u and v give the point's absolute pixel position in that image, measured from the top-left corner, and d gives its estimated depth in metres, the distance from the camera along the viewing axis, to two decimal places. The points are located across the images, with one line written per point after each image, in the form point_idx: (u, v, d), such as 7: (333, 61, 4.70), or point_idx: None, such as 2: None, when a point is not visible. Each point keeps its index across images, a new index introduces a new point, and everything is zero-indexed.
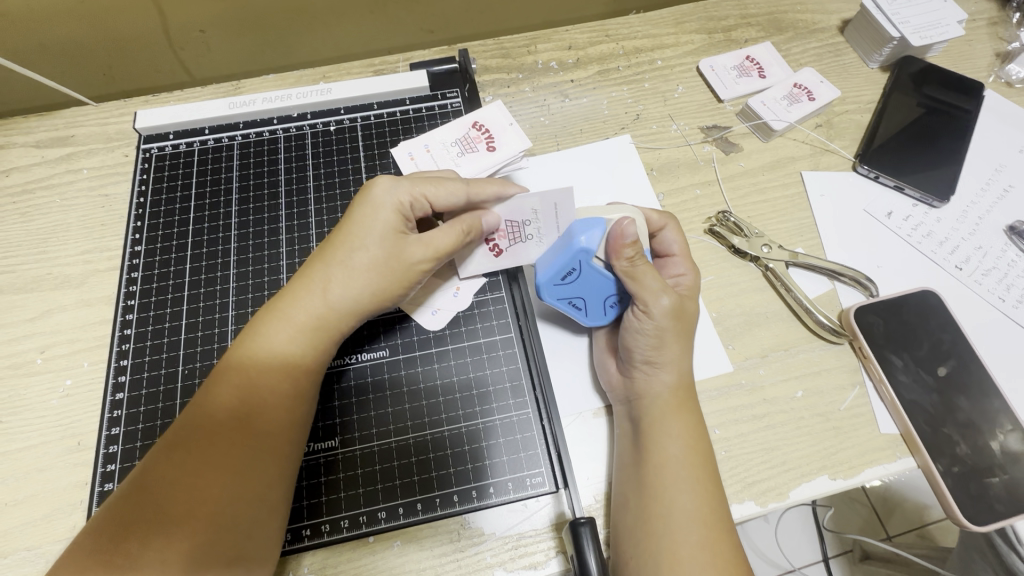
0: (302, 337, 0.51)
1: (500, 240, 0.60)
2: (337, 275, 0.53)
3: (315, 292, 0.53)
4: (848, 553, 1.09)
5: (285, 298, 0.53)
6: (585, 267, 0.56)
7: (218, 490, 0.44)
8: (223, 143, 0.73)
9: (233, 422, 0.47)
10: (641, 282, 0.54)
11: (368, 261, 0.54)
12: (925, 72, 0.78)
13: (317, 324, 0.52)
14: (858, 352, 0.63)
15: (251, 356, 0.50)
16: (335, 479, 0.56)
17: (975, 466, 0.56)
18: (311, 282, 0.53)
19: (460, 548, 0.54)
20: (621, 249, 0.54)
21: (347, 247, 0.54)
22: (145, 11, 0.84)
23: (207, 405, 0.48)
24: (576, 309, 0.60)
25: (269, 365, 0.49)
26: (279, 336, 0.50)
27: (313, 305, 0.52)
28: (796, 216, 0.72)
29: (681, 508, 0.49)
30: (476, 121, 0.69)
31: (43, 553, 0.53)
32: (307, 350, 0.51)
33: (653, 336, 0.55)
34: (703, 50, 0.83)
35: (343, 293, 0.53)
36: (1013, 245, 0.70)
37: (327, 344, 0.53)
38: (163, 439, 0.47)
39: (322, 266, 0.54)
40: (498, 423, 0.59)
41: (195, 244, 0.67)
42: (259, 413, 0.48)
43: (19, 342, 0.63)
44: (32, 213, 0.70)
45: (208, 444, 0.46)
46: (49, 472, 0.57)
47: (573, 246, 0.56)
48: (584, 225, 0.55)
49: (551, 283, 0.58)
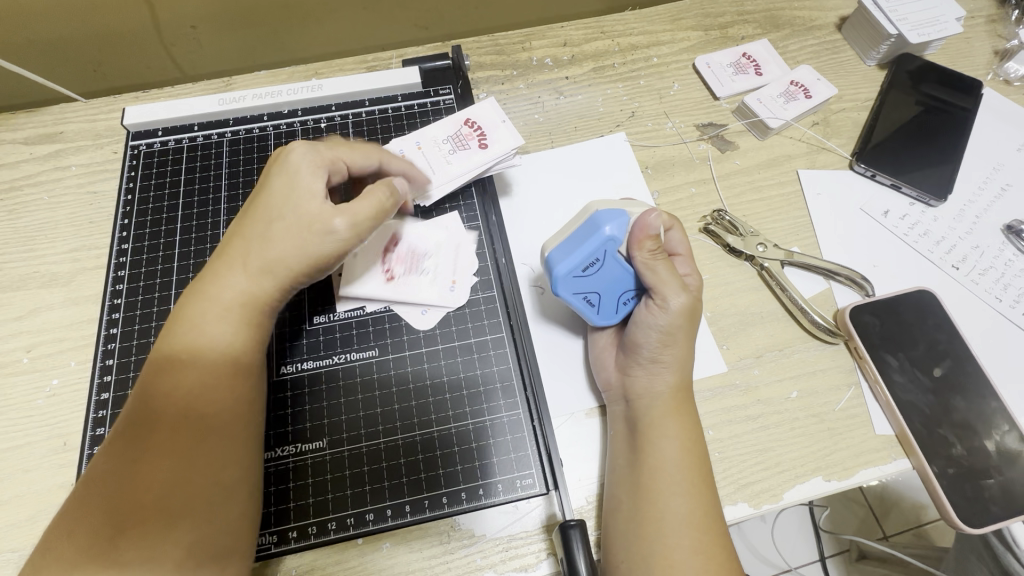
0: (237, 312, 0.50)
1: (395, 266, 0.63)
2: (258, 248, 0.51)
3: (242, 266, 0.51)
4: (845, 553, 1.08)
5: (211, 277, 0.51)
6: (609, 257, 0.55)
7: (171, 482, 0.43)
8: (212, 140, 0.72)
9: (175, 409, 0.45)
10: (660, 278, 0.54)
11: (287, 226, 0.52)
12: (923, 70, 0.77)
13: (248, 299, 0.51)
14: (853, 352, 0.63)
15: (186, 339, 0.48)
16: (323, 481, 0.55)
17: (971, 468, 0.56)
18: (235, 257, 0.52)
19: (450, 551, 0.54)
20: (644, 241, 0.54)
21: (264, 218, 0.52)
22: (135, 8, 0.83)
23: (146, 396, 0.46)
24: (589, 306, 0.57)
25: (206, 346, 0.48)
26: (209, 316, 0.49)
27: (244, 278, 0.51)
28: (792, 215, 0.71)
29: (671, 511, 0.49)
30: (469, 118, 0.67)
31: (27, 555, 0.53)
32: (243, 325, 0.50)
33: (662, 333, 0.55)
34: (699, 47, 0.82)
35: (268, 263, 0.51)
36: (1011, 245, 0.69)
37: (260, 316, 0.51)
38: (106, 440, 0.46)
39: (244, 239, 0.52)
40: (489, 424, 0.58)
41: (183, 242, 0.66)
42: (199, 394, 0.46)
43: (5, 341, 0.62)
44: (20, 210, 0.69)
45: (154, 438, 0.44)
46: (33, 472, 0.56)
47: (599, 236, 0.54)
48: (609, 214, 0.55)
49: (571, 275, 0.55)
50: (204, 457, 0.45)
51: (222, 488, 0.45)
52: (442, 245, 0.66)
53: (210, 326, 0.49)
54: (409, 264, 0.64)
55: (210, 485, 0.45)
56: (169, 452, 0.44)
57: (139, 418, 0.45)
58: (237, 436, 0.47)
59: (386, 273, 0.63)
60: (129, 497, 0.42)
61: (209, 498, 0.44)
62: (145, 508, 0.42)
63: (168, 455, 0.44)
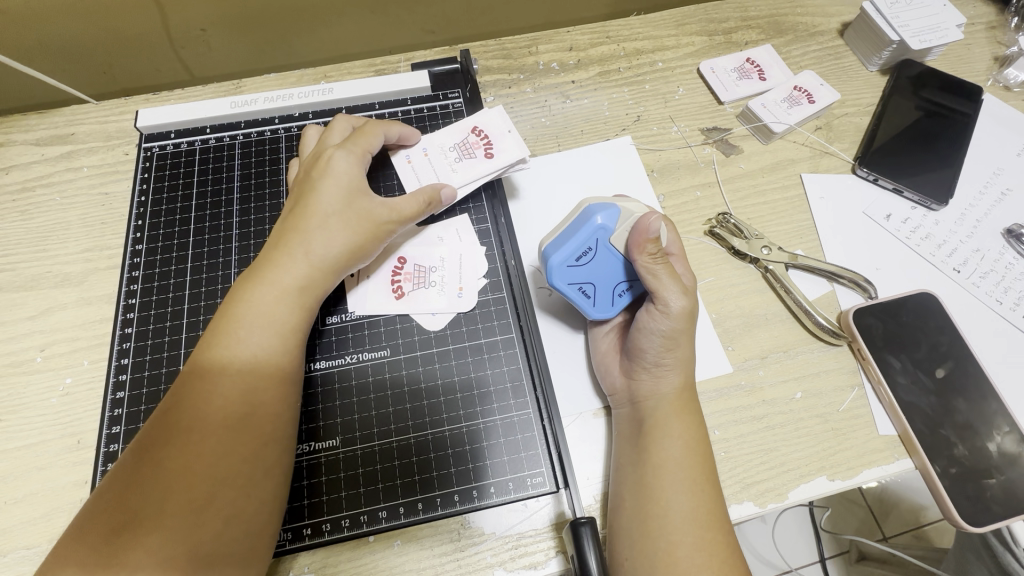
0: (284, 308, 0.52)
1: (403, 282, 0.64)
2: (313, 238, 0.55)
3: (294, 261, 0.54)
4: (844, 554, 1.09)
5: (263, 269, 0.53)
6: (601, 246, 0.57)
7: (216, 461, 0.45)
8: (224, 142, 0.73)
9: (223, 400, 0.47)
10: (659, 281, 0.55)
11: (336, 224, 0.56)
12: (924, 76, 0.78)
13: (301, 288, 0.53)
14: (857, 354, 0.64)
15: (235, 331, 0.50)
16: (336, 479, 0.56)
17: (972, 467, 0.57)
18: (288, 251, 0.54)
19: (460, 548, 0.55)
20: (644, 244, 0.55)
21: (312, 214, 0.56)
22: (146, 11, 0.84)
23: (193, 382, 0.47)
24: (585, 297, 0.59)
25: (253, 340, 0.50)
26: (261, 306, 0.51)
27: (294, 273, 0.53)
28: (796, 218, 0.72)
29: (680, 508, 0.50)
30: (476, 125, 0.67)
31: (42, 551, 0.53)
32: (288, 322, 0.52)
33: (666, 336, 0.55)
34: (703, 52, 0.83)
35: (321, 252, 0.54)
36: (1011, 248, 0.70)
37: (312, 307, 0.54)
38: (152, 423, 0.46)
39: (294, 234, 0.55)
40: (498, 423, 0.59)
41: (196, 243, 0.67)
42: (249, 378, 0.48)
43: (19, 340, 0.63)
44: (32, 211, 0.70)
45: (202, 416, 0.46)
46: (47, 470, 0.57)
47: (590, 225, 0.57)
48: (601, 206, 0.57)
49: (565, 266, 0.57)
50: (251, 441, 0.47)
51: (262, 476, 0.47)
52: (447, 258, 0.66)
53: (262, 310, 0.51)
54: (415, 280, 0.65)
55: (251, 471, 0.46)
56: (219, 433, 0.46)
57: (190, 395, 0.47)
58: (283, 425, 0.49)
59: (395, 291, 0.64)
60: (175, 473, 0.44)
61: (248, 483, 0.46)
62: (187, 486, 0.43)
63: (219, 433, 0.46)
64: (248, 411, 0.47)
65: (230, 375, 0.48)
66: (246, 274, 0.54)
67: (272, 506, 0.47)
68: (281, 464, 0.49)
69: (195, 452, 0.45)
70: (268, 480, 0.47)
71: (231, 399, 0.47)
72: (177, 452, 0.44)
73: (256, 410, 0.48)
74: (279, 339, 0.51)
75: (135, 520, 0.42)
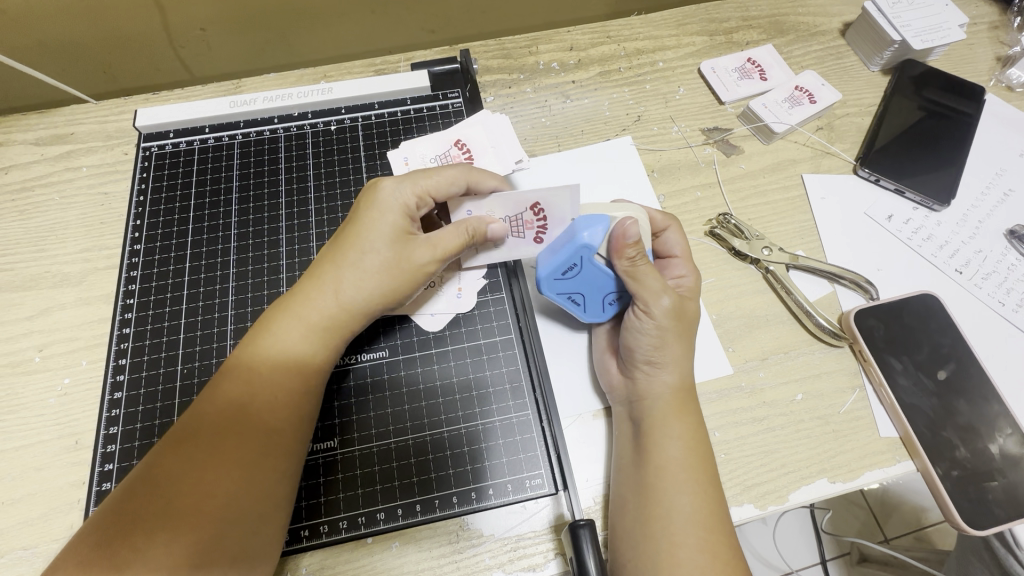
0: (313, 338, 0.51)
1: None
2: (347, 276, 0.53)
3: (327, 293, 0.52)
4: (846, 556, 1.09)
5: (297, 297, 0.53)
6: (586, 262, 0.55)
7: (230, 496, 0.44)
8: (223, 142, 0.73)
9: (242, 423, 0.47)
10: (644, 284, 0.54)
11: (377, 263, 0.53)
12: (926, 76, 0.78)
13: (328, 325, 0.52)
14: (858, 355, 0.63)
15: (261, 356, 0.50)
16: (334, 480, 0.56)
17: (975, 470, 0.56)
18: (322, 283, 0.53)
19: (459, 550, 0.54)
20: (623, 251, 0.53)
21: (356, 248, 0.54)
22: (145, 10, 0.84)
23: (214, 408, 0.47)
24: (575, 305, 0.59)
25: (278, 368, 0.50)
26: (290, 333, 0.51)
27: (325, 306, 0.52)
28: (797, 219, 0.72)
29: (682, 510, 0.49)
30: (537, 204, 0.57)
31: (39, 553, 0.53)
32: (316, 351, 0.51)
33: (654, 335, 0.55)
34: (705, 52, 0.83)
35: (354, 293, 0.53)
36: (1014, 249, 0.70)
37: (337, 344, 0.53)
38: (171, 440, 0.46)
39: (332, 267, 0.53)
40: (497, 424, 0.59)
41: (195, 243, 0.67)
42: (269, 411, 0.48)
43: (17, 340, 0.63)
44: (31, 211, 0.70)
45: (222, 446, 0.45)
46: (45, 471, 0.57)
47: (574, 243, 0.55)
48: (586, 220, 0.55)
49: (552, 278, 0.57)
50: (265, 476, 0.46)
51: (271, 513, 0.46)
52: None
53: (288, 341, 0.51)
54: None
55: (264, 503, 0.46)
56: (236, 466, 0.45)
57: (210, 420, 0.47)
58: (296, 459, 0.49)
59: None
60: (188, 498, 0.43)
61: (260, 513, 0.46)
62: (200, 510, 0.43)
63: (237, 468, 0.45)
64: (268, 449, 0.47)
65: (255, 411, 0.47)
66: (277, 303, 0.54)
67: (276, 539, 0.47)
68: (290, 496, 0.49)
69: (213, 482, 0.44)
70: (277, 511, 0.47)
71: (248, 432, 0.46)
72: (193, 481, 0.44)
73: (274, 445, 0.47)
74: (298, 372, 0.50)
75: (139, 542, 0.41)
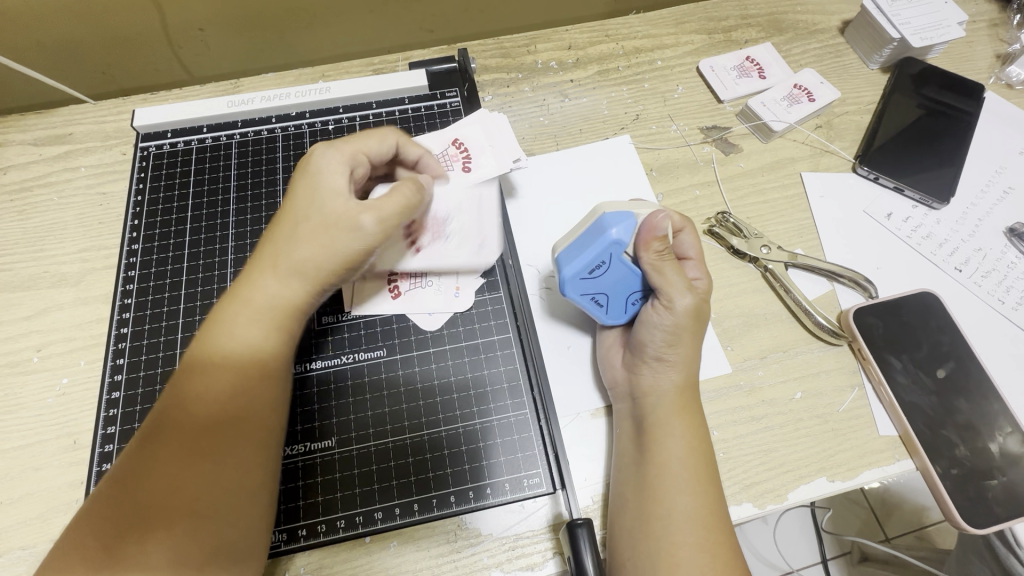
0: (263, 317, 0.50)
1: (400, 282, 0.64)
2: (292, 252, 0.52)
3: (268, 273, 0.52)
4: (847, 555, 1.08)
5: (241, 284, 0.52)
6: (615, 260, 0.55)
7: (201, 483, 0.44)
8: (221, 141, 0.73)
9: (196, 410, 0.46)
10: (666, 279, 0.54)
11: (315, 231, 0.52)
12: (925, 74, 0.78)
13: (275, 303, 0.51)
14: (857, 353, 0.63)
15: (210, 344, 0.49)
16: (331, 480, 0.56)
17: (973, 468, 0.56)
18: (262, 265, 0.52)
19: (457, 549, 0.54)
20: (651, 242, 0.54)
21: (292, 224, 0.53)
22: (144, 10, 0.84)
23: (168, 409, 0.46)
24: (597, 306, 0.58)
25: (229, 351, 0.49)
26: (240, 317, 0.50)
27: (267, 285, 0.51)
28: (795, 217, 0.72)
29: (680, 509, 0.49)
30: (457, 139, 0.68)
31: (37, 552, 0.53)
32: (268, 328, 0.50)
33: (668, 331, 0.55)
34: (704, 50, 0.83)
35: (300, 267, 0.51)
36: (1013, 247, 0.70)
37: (291, 320, 0.52)
38: (131, 445, 0.46)
39: (272, 248, 0.53)
40: (496, 424, 0.59)
41: (193, 243, 0.67)
42: (223, 396, 0.47)
43: (16, 340, 0.63)
44: (30, 211, 0.70)
45: (182, 437, 0.45)
46: (44, 471, 0.57)
47: (604, 238, 0.54)
48: (617, 216, 0.54)
49: (578, 278, 0.55)
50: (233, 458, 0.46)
51: (247, 497, 0.46)
52: None
53: (240, 328, 0.50)
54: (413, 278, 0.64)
55: (235, 493, 0.45)
56: (195, 453, 0.45)
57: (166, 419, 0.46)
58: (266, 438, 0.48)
59: (391, 291, 0.63)
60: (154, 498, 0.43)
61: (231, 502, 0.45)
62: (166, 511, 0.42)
63: (195, 456, 0.44)
64: (224, 430, 0.46)
65: (215, 402, 0.47)
66: (224, 293, 0.53)
67: (261, 525, 0.47)
68: (266, 483, 0.48)
69: (180, 475, 0.44)
70: (253, 500, 0.46)
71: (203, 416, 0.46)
72: (161, 479, 0.43)
73: (232, 428, 0.46)
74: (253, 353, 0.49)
75: (127, 546, 0.41)
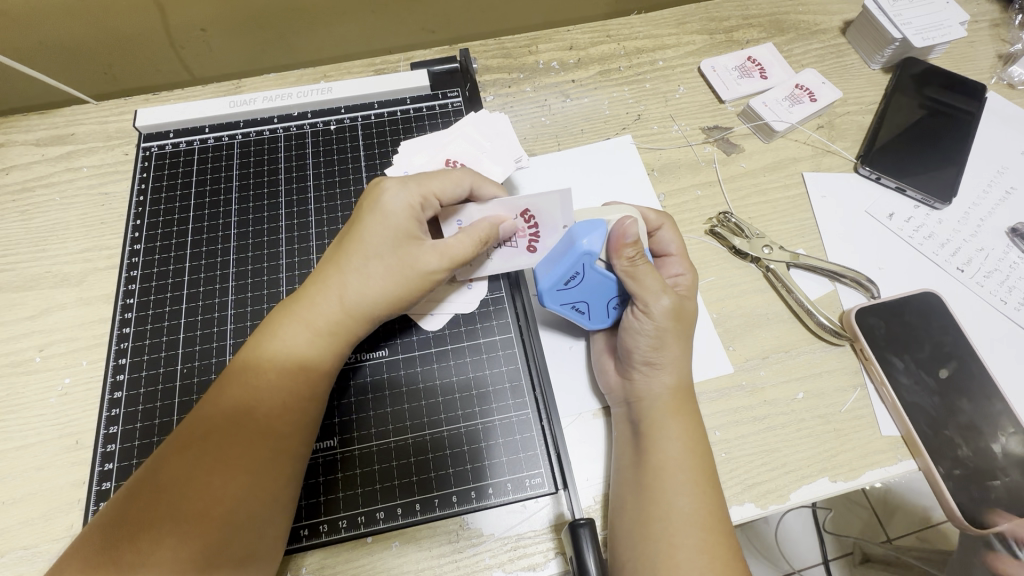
0: (319, 341, 0.51)
1: None
2: (351, 280, 0.52)
3: (331, 296, 0.52)
4: (848, 556, 1.08)
5: (301, 299, 0.52)
6: (589, 270, 0.55)
7: (238, 502, 0.44)
8: (223, 142, 0.73)
9: (248, 425, 0.46)
10: (640, 281, 0.54)
11: (381, 267, 0.52)
12: (927, 73, 0.78)
13: (331, 328, 0.51)
14: (858, 353, 0.63)
15: (268, 359, 0.49)
16: (334, 479, 0.56)
17: (976, 469, 0.56)
18: (326, 287, 0.52)
19: (459, 550, 0.54)
20: (620, 248, 0.53)
21: (358, 252, 0.53)
22: (145, 10, 0.84)
23: (217, 417, 0.46)
24: (579, 313, 0.59)
25: (284, 367, 0.49)
26: (299, 336, 0.50)
27: (329, 310, 0.51)
28: (797, 217, 0.72)
29: (680, 509, 0.49)
30: (528, 211, 0.57)
31: (40, 552, 0.53)
32: (323, 354, 0.51)
33: (652, 335, 0.55)
34: (704, 51, 0.83)
35: (358, 298, 0.52)
36: (1015, 247, 0.70)
37: (342, 348, 0.52)
38: (175, 443, 0.46)
39: (335, 271, 0.52)
40: (497, 424, 0.59)
41: (195, 242, 0.67)
42: (273, 418, 0.47)
43: (19, 340, 0.63)
44: (32, 212, 0.70)
45: (230, 450, 0.45)
46: (46, 471, 0.57)
47: (576, 249, 0.54)
48: (587, 227, 0.54)
49: (555, 289, 0.57)
50: (271, 483, 0.46)
51: (278, 515, 0.47)
52: None
53: (294, 347, 0.50)
54: None
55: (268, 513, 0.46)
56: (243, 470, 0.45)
57: (214, 428, 0.46)
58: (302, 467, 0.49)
59: None
60: (194, 510, 0.43)
61: (263, 522, 0.45)
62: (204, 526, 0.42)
63: (244, 474, 0.45)
64: (274, 454, 0.47)
65: (262, 416, 0.47)
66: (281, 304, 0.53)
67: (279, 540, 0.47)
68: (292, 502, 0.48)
69: (217, 483, 0.44)
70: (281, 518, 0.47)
71: (252, 433, 0.46)
72: (198, 484, 0.44)
73: (278, 450, 0.47)
74: (305, 378, 0.50)
75: (144, 545, 0.41)
